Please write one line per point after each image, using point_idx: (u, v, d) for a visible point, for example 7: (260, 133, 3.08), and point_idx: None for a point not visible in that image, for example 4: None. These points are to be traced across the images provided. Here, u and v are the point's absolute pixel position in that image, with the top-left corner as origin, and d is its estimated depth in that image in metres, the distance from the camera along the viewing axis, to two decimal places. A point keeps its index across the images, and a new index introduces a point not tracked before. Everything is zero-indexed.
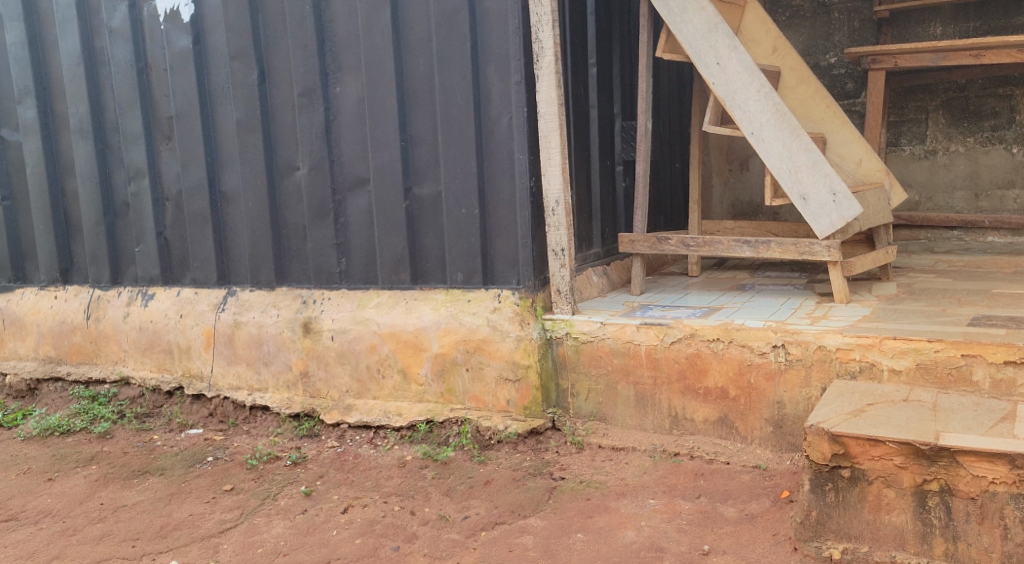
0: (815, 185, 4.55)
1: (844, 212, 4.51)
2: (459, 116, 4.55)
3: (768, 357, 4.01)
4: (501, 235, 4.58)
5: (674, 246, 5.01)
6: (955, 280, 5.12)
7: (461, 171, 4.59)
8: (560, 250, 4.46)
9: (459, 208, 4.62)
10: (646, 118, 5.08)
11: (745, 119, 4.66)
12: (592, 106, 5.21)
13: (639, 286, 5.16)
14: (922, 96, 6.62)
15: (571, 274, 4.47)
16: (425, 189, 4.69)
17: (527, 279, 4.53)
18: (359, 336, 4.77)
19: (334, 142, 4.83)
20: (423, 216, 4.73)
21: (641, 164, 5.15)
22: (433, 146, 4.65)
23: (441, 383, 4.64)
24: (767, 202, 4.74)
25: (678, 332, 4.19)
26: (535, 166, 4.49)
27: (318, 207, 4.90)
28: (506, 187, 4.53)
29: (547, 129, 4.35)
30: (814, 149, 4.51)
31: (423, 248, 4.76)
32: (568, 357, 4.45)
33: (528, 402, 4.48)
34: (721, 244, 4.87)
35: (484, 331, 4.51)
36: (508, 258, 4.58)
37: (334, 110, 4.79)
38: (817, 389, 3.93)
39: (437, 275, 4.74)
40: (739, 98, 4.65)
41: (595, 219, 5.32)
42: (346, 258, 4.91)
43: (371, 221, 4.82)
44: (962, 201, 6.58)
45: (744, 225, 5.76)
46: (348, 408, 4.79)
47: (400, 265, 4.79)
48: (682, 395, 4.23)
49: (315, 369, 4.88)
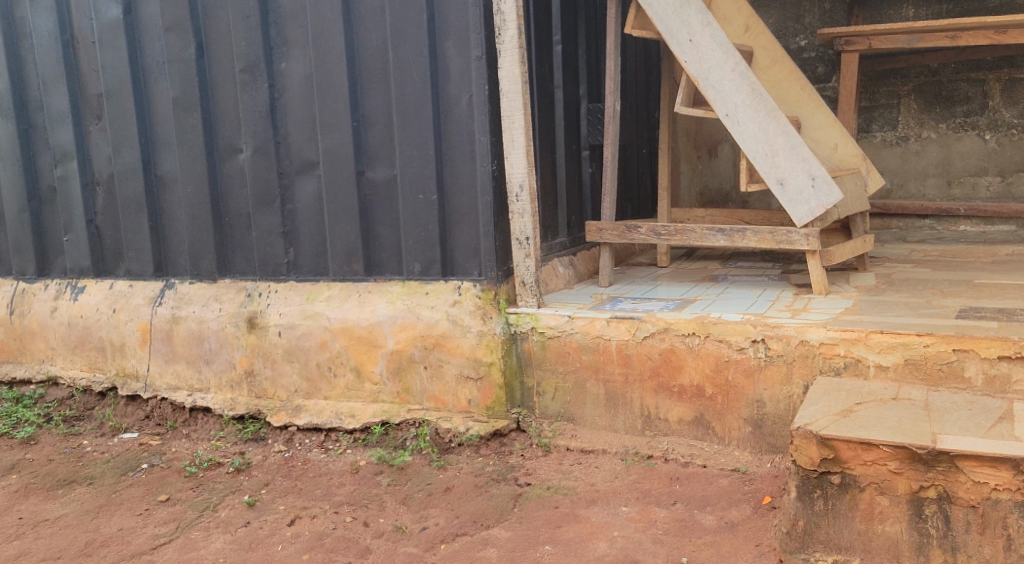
0: (793, 169, 4.30)
1: (823, 197, 4.27)
2: (415, 95, 4.24)
3: (748, 353, 3.75)
4: (461, 222, 4.29)
5: (644, 234, 4.74)
6: (934, 270, 4.92)
7: (418, 153, 4.28)
8: (525, 239, 4.18)
9: (416, 194, 4.31)
10: (615, 99, 4.79)
11: (718, 100, 4.39)
12: (557, 86, 4.92)
13: (607, 278, 4.88)
14: (893, 81, 6.39)
15: (536, 264, 4.19)
16: (379, 173, 4.38)
17: (490, 270, 4.23)
18: (309, 332, 4.43)
19: (280, 122, 4.47)
20: (376, 203, 4.41)
21: (609, 148, 4.86)
22: (388, 127, 4.33)
23: (397, 382, 4.33)
24: (743, 187, 4.48)
25: (651, 326, 3.92)
26: (497, 148, 4.20)
27: (263, 192, 4.54)
28: (466, 172, 4.24)
29: (511, 108, 4.08)
30: (792, 132, 4.27)
31: (377, 237, 4.44)
32: (534, 353, 4.17)
33: (490, 401, 4.20)
34: (694, 232, 4.61)
35: (444, 325, 4.21)
36: (469, 247, 4.28)
37: (279, 88, 4.44)
38: (799, 386, 3.69)
39: (392, 266, 4.43)
40: (713, 78, 4.39)
41: (561, 207, 5.04)
42: (294, 248, 4.57)
43: (321, 207, 4.49)
44: (934, 188, 6.38)
45: (715, 213, 5.51)
46: (297, 409, 4.45)
47: (352, 255, 4.46)
48: (655, 394, 3.96)
49: (261, 367, 4.53)
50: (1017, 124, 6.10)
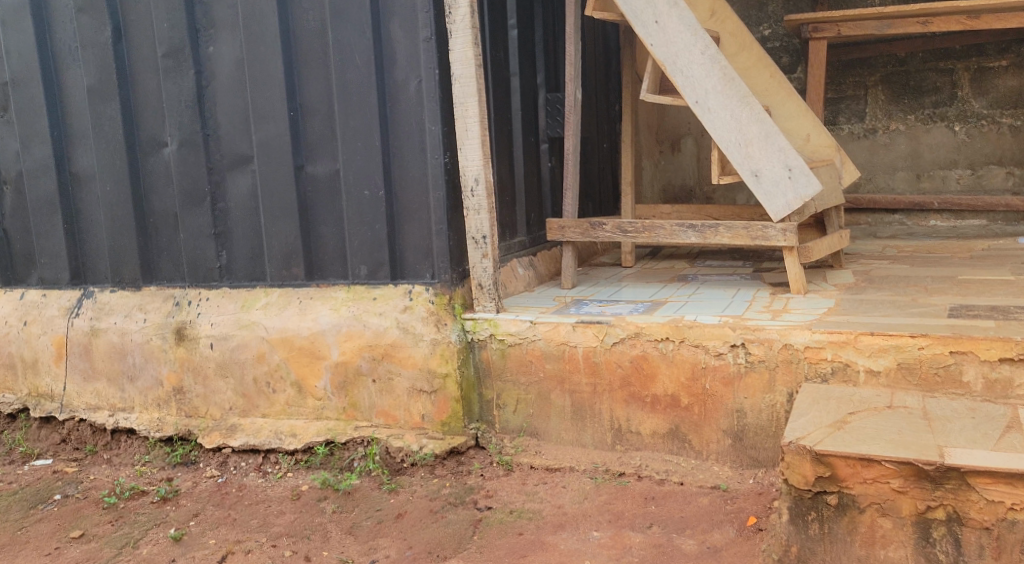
0: (768, 159, 4.00)
1: (801, 190, 3.98)
2: (359, 81, 3.86)
3: (726, 359, 3.43)
4: (412, 220, 3.91)
5: (609, 232, 4.40)
6: (913, 266, 4.66)
7: (362, 146, 3.90)
8: (481, 237, 3.83)
9: (361, 190, 3.93)
10: (575, 87, 4.45)
11: (687, 86, 4.08)
12: (513, 73, 4.57)
13: (571, 279, 4.55)
14: (860, 71, 6.12)
15: (494, 265, 3.84)
16: (320, 168, 3.99)
17: (443, 272, 3.87)
18: (244, 343, 4.02)
19: (209, 112, 4.06)
20: (317, 200, 4.02)
21: (571, 139, 4.51)
22: (328, 117, 3.94)
23: (343, 397, 3.93)
24: (714, 179, 4.17)
25: (620, 331, 3.58)
26: (449, 139, 3.84)
27: (191, 190, 4.12)
28: (417, 165, 3.87)
29: (464, 95, 3.73)
30: (767, 119, 3.97)
31: (319, 238, 4.05)
32: (493, 362, 3.82)
33: (446, 417, 3.82)
34: (663, 229, 4.28)
35: (393, 333, 3.84)
36: (420, 248, 3.91)
37: (207, 74, 4.02)
38: (783, 394, 3.37)
39: (336, 270, 4.04)
40: (682, 62, 4.08)
41: (519, 204, 4.69)
42: (227, 251, 4.15)
43: (256, 206, 4.08)
44: (903, 182, 6.13)
45: (682, 209, 5.21)
46: (231, 429, 4.02)
47: (292, 258, 4.06)
48: (626, 405, 3.63)
49: (191, 384, 4.10)
50: (987, 115, 5.88)
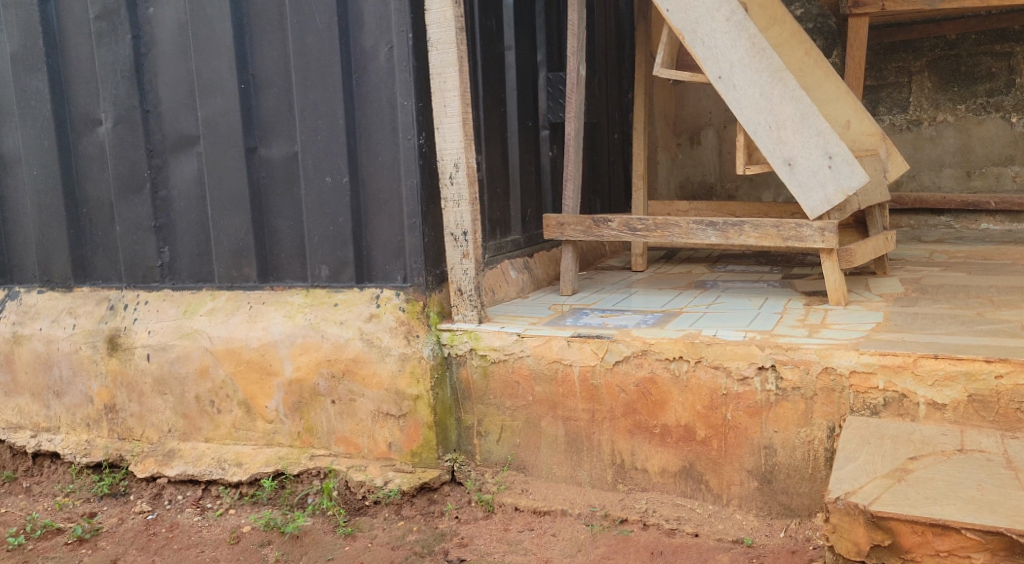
0: (803, 145, 3.37)
1: (844, 182, 3.33)
2: (319, 47, 3.28)
3: (752, 385, 2.81)
4: (380, 213, 3.33)
5: (615, 230, 3.78)
6: (970, 273, 4.00)
7: (323, 124, 3.32)
8: (461, 233, 3.23)
9: (321, 176, 3.35)
10: (577, 61, 3.82)
11: (709, 59, 3.47)
12: (508, 46, 3.98)
13: (571, 285, 3.95)
14: (904, 55, 5.48)
15: (476, 267, 3.25)
16: (274, 150, 3.42)
17: (416, 274, 3.28)
18: (185, 355, 3.45)
19: (149, 85, 3.53)
20: (272, 188, 3.45)
21: (571, 122, 3.88)
22: (285, 91, 3.37)
23: (297, 420, 3.34)
24: (740, 170, 3.54)
25: (624, 348, 2.99)
26: (425, 117, 3.26)
27: (128, 175, 3.59)
28: (386, 147, 3.28)
29: (442, 63, 3.14)
30: (803, 97, 3.34)
31: (274, 233, 3.48)
32: (473, 383, 3.23)
33: (417, 446, 3.22)
34: (678, 226, 3.64)
35: (356, 346, 3.24)
36: (390, 246, 3.32)
37: (146, 40, 3.49)
38: (822, 429, 2.75)
39: (294, 270, 3.46)
40: (702, 30, 3.47)
41: (513, 197, 4.09)
42: (170, 247, 3.60)
43: (202, 194, 3.52)
44: (951, 180, 5.47)
45: (701, 206, 4.59)
46: (169, 456, 3.46)
47: (242, 256, 3.50)
48: (629, 436, 3.02)
49: (125, 401, 3.54)
50: None
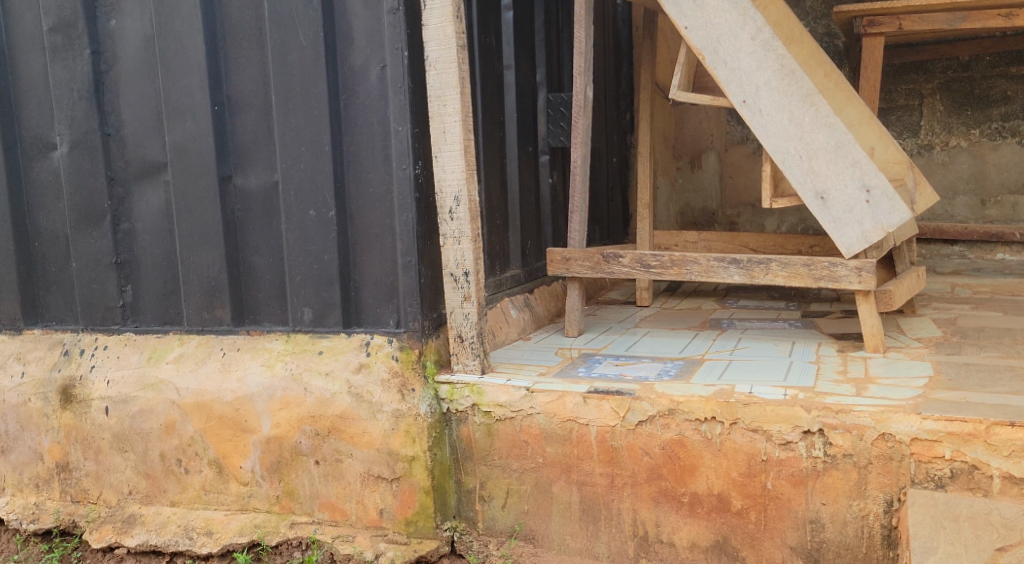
0: (838, 177, 3.06)
1: (882, 218, 3.02)
2: (303, 66, 2.96)
3: (797, 450, 2.49)
4: (371, 250, 2.99)
5: (627, 266, 3.45)
6: (1005, 312, 3.72)
7: (308, 151, 2.99)
8: (461, 274, 2.89)
9: (305, 209, 3.02)
10: (585, 82, 3.49)
11: (732, 82, 3.15)
12: (506, 65, 3.66)
13: (576, 325, 3.62)
14: (915, 77, 5.22)
15: (478, 311, 2.91)
16: (252, 179, 3.09)
17: (411, 319, 2.94)
18: (148, 408, 3.06)
19: (110, 105, 3.18)
20: (250, 221, 3.11)
21: (578, 148, 3.54)
22: (264, 113, 3.04)
23: (276, 483, 2.97)
24: (766, 202, 3.22)
25: (648, 407, 2.65)
26: (422, 144, 2.93)
27: (86, 206, 3.23)
28: (377, 178, 2.95)
29: (441, 84, 2.82)
30: (837, 124, 3.02)
31: (251, 271, 3.13)
32: (476, 442, 2.88)
33: (411, 514, 2.85)
34: (697, 264, 3.32)
35: (343, 402, 2.88)
36: (381, 286, 2.99)
37: (107, 55, 3.15)
38: (878, 502, 2.43)
39: (273, 313, 3.11)
40: (725, 50, 3.15)
41: (513, 229, 3.76)
42: (132, 285, 3.24)
43: (170, 227, 3.17)
44: (965, 208, 5.21)
45: (711, 237, 4.30)
46: (129, 522, 3.07)
47: (215, 297, 3.14)
48: (654, 505, 2.68)
49: (79, 460, 3.16)
50: None
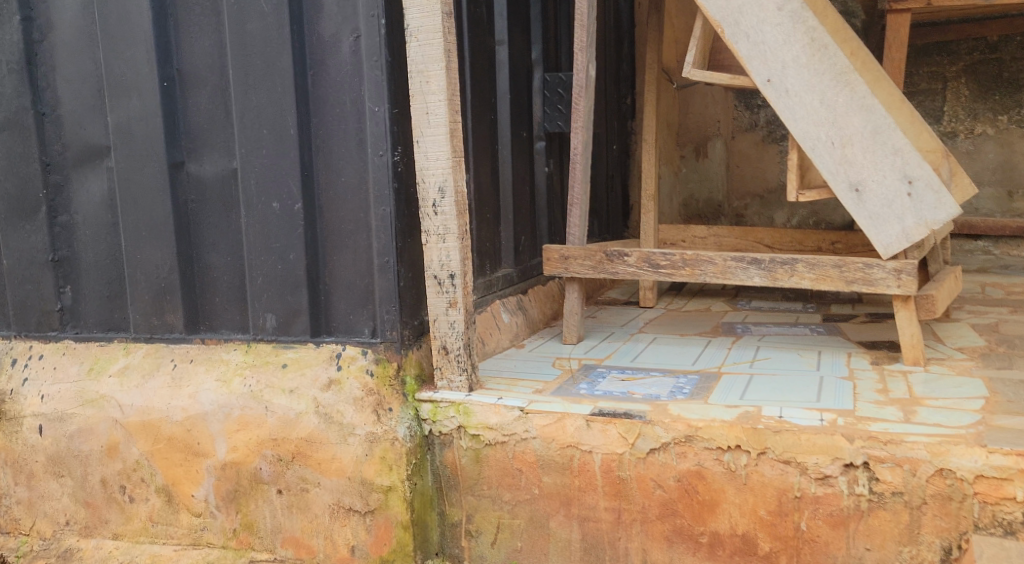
0: (874, 167, 2.69)
1: (925, 214, 2.66)
2: (264, 36, 2.57)
3: (837, 487, 2.13)
4: (343, 248, 2.62)
5: (633, 266, 3.08)
6: None
7: (271, 134, 2.61)
8: (447, 276, 2.52)
9: (267, 201, 2.64)
10: (587, 59, 3.11)
11: (755, 58, 2.79)
12: (499, 40, 3.28)
13: (575, 331, 3.25)
14: (938, 58, 4.85)
15: (466, 320, 2.54)
16: (206, 166, 2.70)
17: (388, 327, 2.57)
18: (87, 428, 2.69)
19: (45, 82, 2.80)
20: (204, 213, 2.73)
21: (578, 133, 3.16)
22: (220, 90, 2.66)
23: (232, 514, 2.59)
24: (791, 195, 2.86)
25: (661, 432, 2.29)
26: (401, 126, 2.55)
27: (19, 195, 2.85)
28: (350, 165, 2.57)
29: (423, 58, 2.43)
30: (875, 106, 2.65)
31: (207, 271, 2.75)
32: (462, 469, 2.51)
33: (387, 552, 2.47)
34: (712, 263, 2.95)
35: (310, 423, 2.51)
36: (354, 290, 2.62)
37: (42, 23, 2.77)
38: (933, 549, 2.07)
39: (232, 319, 2.74)
40: (747, 23, 2.79)
41: (505, 223, 3.39)
42: (72, 286, 2.86)
43: (114, 220, 2.79)
44: (991, 200, 4.85)
45: (721, 232, 3.94)
46: (65, 558, 2.69)
47: (165, 300, 2.76)
48: (666, 546, 2.32)
49: (11, 485, 2.79)
50: None
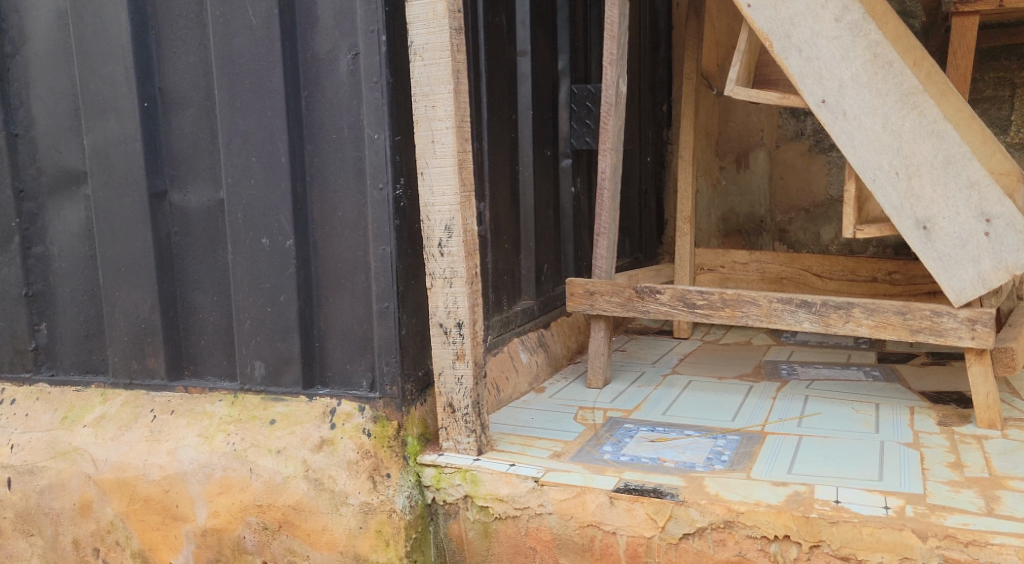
0: (946, 201, 2.34)
1: (1006, 255, 2.30)
2: (252, 53, 2.28)
3: None
4: (339, 291, 2.34)
5: (665, 305, 2.76)
6: None
7: (259, 163, 2.32)
8: (453, 325, 2.23)
9: (256, 237, 2.36)
10: (617, 73, 2.79)
11: (808, 75, 2.46)
12: (520, 51, 2.98)
13: (602, 373, 2.94)
14: (1006, 62, 4.36)
15: (474, 375, 2.24)
16: (190, 196, 2.43)
17: (387, 381, 2.29)
18: (58, 484, 2.45)
19: (18, 100, 2.55)
20: (188, 248, 2.46)
21: (606, 156, 2.84)
22: (205, 112, 2.38)
23: None
24: (847, 231, 2.52)
25: (696, 516, 1.97)
26: (404, 156, 2.26)
27: None
28: (347, 198, 2.28)
29: (428, 80, 2.14)
30: (947, 132, 2.31)
31: (191, 311, 2.48)
32: (468, 544, 2.23)
33: None
34: (754, 305, 2.62)
35: (298, 489, 2.25)
36: (351, 337, 2.34)
37: (14, 35, 2.51)
38: None
39: (218, 365, 2.47)
40: (799, 35, 2.46)
41: (525, 251, 3.08)
42: (47, 324, 2.61)
43: (92, 253, 2.54)
44: None
45: (765, 257, 3.56)
46: None
47: (144, 343, 2.50)
48: None
49: None
50: None
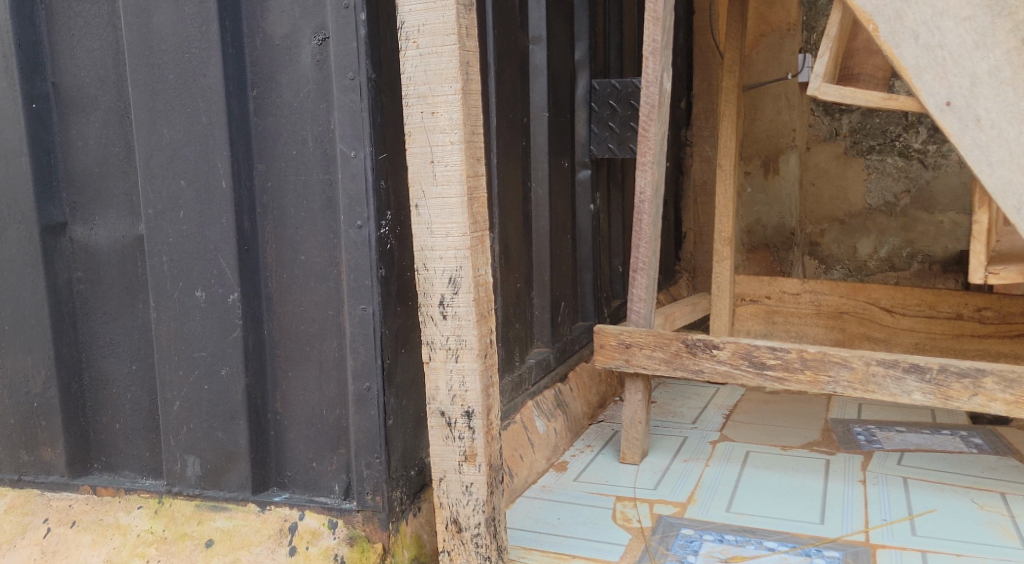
0: None
1: None
2: (179, 37, 1.64)
3: None
4: (298, 364, 1.70)
5: (726, 363, 2.15)
6: None
7: (189, 187, 1.68)
8: (460, 415, 1.60)
9: (187, 288, 1.72)
10: (662, 64, 2.16)
11: (928, 71, 1.85)
12: (535, 38, 2.36)
13: (639, 444, 2.32)
14: None
15: (488, 484, 1.61)
16: (95, 230, 1.79)
17: (366, 489, 1.66)
18: None
19: None
20: (94, 302, 1.82)
21: (647, 171, 2.19)
22: (115, 117, 1.74)
23: None
24: (976, 277, 1.91)
25: None
26: (391, 181, 1.63)
27: None
28: (311, 238, 1.65)
29: (425, 75, 1.51)
30: None
31: (100, 386, 1.84)
32: None
33: None
34: (847, 367, 2.01)
35: None
36: (317, 426, 1.71)
37: None
38: None
39: (138, 458, 1.83)
40: (917, 17, 1.84)
41: (540, 288, 2.45)
42: None
43: None
44: None
45: (822, 288, 2.97)
46: None
47: (35, 429, 1.87)
48: None
49: None
50: None
